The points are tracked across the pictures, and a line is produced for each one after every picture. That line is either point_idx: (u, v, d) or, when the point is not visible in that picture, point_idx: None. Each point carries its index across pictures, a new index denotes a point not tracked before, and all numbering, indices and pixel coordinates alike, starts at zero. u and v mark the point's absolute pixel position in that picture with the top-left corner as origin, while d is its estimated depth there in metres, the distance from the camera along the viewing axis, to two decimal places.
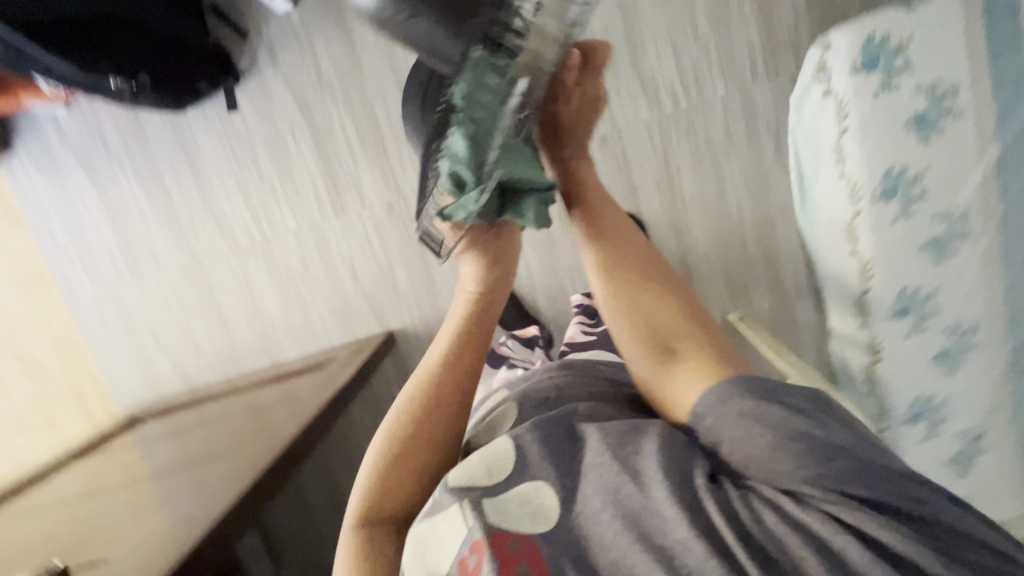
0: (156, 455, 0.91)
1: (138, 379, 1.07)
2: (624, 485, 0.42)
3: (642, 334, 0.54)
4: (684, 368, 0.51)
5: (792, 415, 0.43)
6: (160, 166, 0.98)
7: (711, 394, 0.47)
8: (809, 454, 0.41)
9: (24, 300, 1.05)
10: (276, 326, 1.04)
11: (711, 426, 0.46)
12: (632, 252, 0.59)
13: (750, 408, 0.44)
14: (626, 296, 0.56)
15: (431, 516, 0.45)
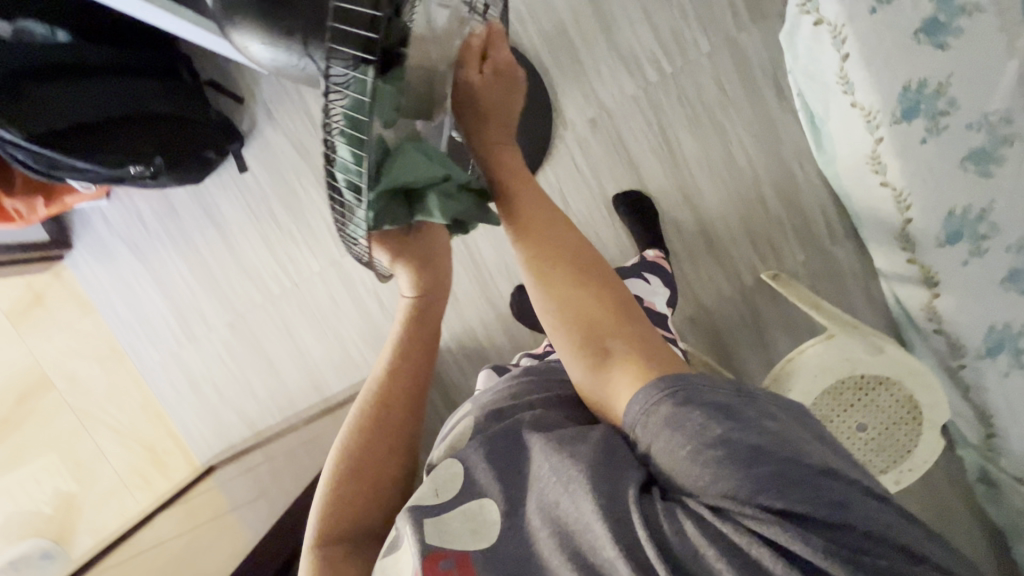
0: (238, 494, 1.00)
1: (210, 430, 1.16)
2: (561, 498, 0.41)
3: (574, 331, 0.46)
4: (617, 368, 0.45)
5: (706, 419, 0.39)
6: (192, 233, 1.08)
7: (645, 400, 0.42)
8: (727, 466, 0.37)
9: (106, 376, 1.18)
10: (320, 363, 1.09)
11: (643, 431, 0.42)
12: (564, 237, 0.49)
13: (671, 414, 0.40)
14: (560, 294, 0.47)
15: (393, 550, 0.44)
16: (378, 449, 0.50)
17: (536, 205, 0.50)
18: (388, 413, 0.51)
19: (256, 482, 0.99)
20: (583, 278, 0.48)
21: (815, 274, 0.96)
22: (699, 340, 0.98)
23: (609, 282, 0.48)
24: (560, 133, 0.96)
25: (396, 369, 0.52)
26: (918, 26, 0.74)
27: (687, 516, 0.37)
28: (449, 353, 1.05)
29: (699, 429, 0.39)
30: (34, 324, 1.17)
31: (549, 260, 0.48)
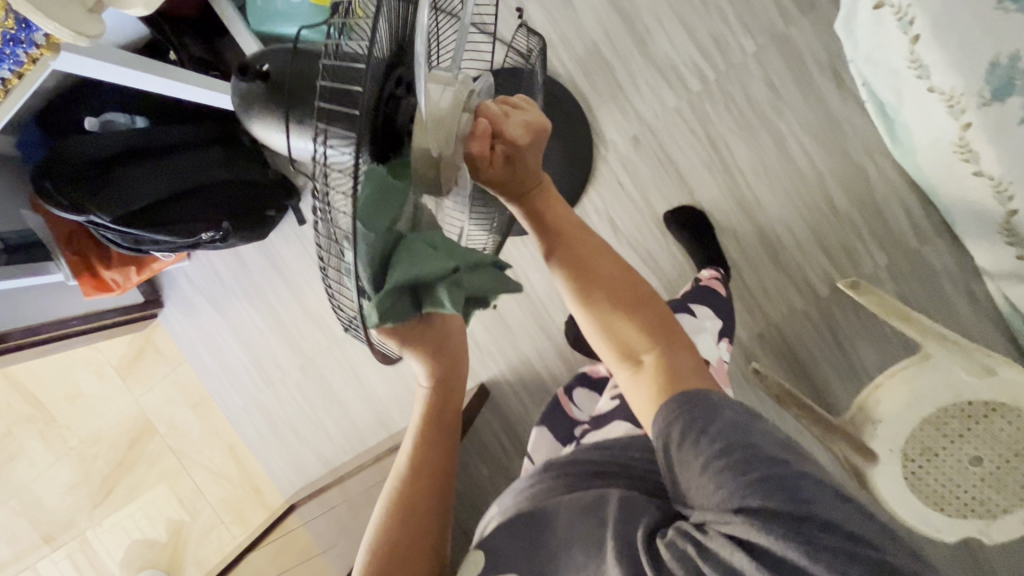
0: (320, 534, 1.03)
1: (291, 469, 1.23)
2: (588, 558, 0.41)
3: (613, 346, 0.48)
4: (645, 387, 0.46)
5: (708, 429, 0.40)
6: (262, 286, 1.15)
7: (663, 415, 0.42)
8: (720, 472, 0.37)
9: (199, 420, 1.28)
10: (384, 401, 1.13)
11: (657, 439, 0.43)
12: (596, 259, 0.49)
13: (677, 424, 0.41)
14: (592, 316, 0.48)
15: None
16: (412, 524, 0.50)
17: (570, 230, 0.50)
18: (418, 485, 0.51)
19: (336, 521, 1.02)
20: (618, 301, 0.48)
21: (901, 278, 0.86)
22: (771, 360, 0.90)
23: (647, 303, 0.48)
24: (601, 154, 0.93)
25: (423, 437, 0.53)
26: None
27: (689, 541, 0.38)
28: (507, 385, 1.04)
29: (700, 439, 0.39)
30: (139, 375, 1.30)
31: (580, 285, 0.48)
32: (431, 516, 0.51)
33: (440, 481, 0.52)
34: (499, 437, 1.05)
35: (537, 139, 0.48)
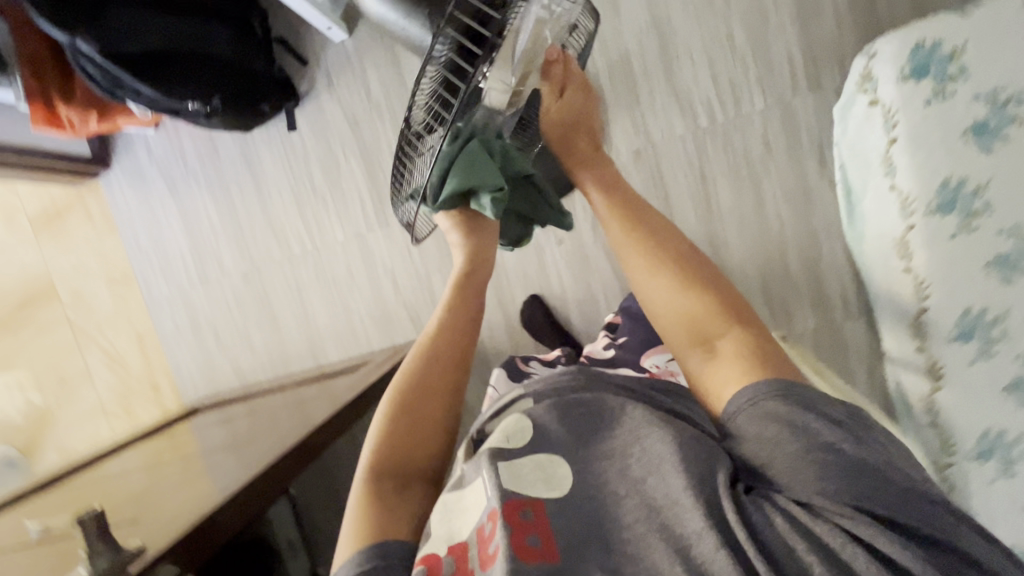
0: (208, 437, 0.95)
1: (201, 374, 1.17)
2: (648, 473, 0.41)
3: (684, 327, 0.52)
4: (723, 361, 0.49)
5: (813, 424, 0.41)
6: (229, 181, 1.09)
7: (744, 394, 0.45)
8: (829, 463, 0.39)
9: (113, 299, 1.19)
10: (323, 331, 1.10)
11: (738, 422, 0.44)
12: (664, 243, 0.56)
13: (776, 409, 0.43)
14: (659, 294, 0.54)
15: (458, 489, 0.44)
16: (425, 400, 0.53)
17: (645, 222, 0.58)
18: (432, 369, 0.55)
19: (230, 430, 0.95)
20: (689, 281, 0.53)
21: (821, 343, 0.97)
22: None
23: (722, 289, 0.53)
24: None
25: (443, 328, 0.59)
26: (968, 127, 0.77)
27: (776, 512, 0.37)
28: None
29: (804, 430, 0.41)
30: (54, 235, 1.19)
31: (650, 262, 0.55)
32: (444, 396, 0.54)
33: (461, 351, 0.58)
34: None
35: (594, 104, 0.68)
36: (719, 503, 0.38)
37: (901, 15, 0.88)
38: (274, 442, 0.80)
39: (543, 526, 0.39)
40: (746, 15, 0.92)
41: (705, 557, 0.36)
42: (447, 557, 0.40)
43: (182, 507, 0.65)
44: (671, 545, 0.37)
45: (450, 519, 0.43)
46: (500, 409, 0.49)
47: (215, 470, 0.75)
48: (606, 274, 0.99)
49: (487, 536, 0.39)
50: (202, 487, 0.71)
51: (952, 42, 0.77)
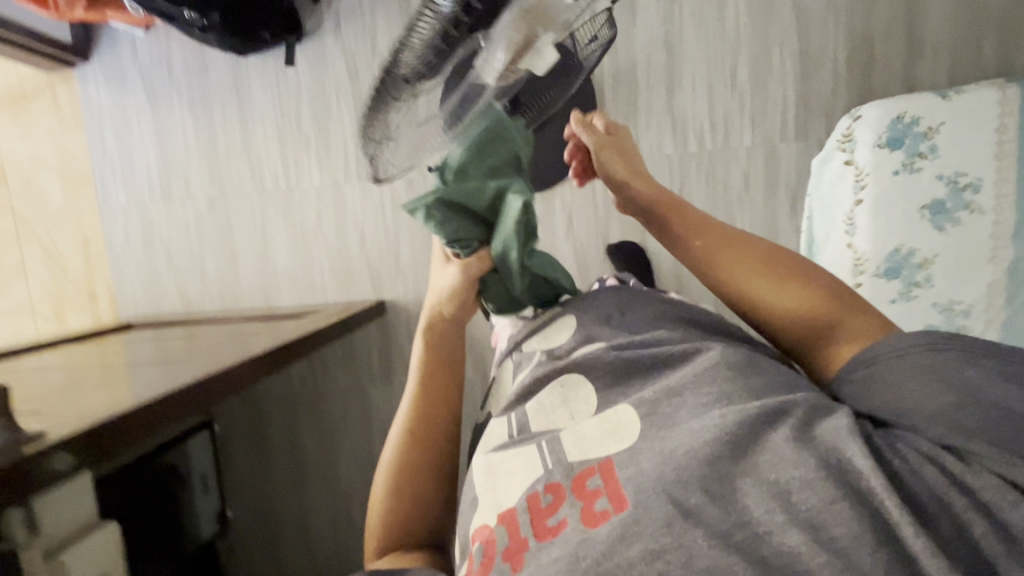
0: (142, 348, 0.92)
1: (143, 292, 1.13)
2: (731, 415, 0.41)
3: (790, 322, 0.55)
4: (843, 333, 0.53)
5: (961, 366, 0.42)
6: (213, 101, 1.05)
7: (883, 347, 0.48)
8: (974, 401, 0.39)
9: (64, 196, 1.13)
10: (280, 274, 1.08)
11: (874, 372, 0.47)
12: (749, 244, 0.60)
13: (926, 364, 0.44)
14: (762, 288, 0.57)
15: (504, 451, 0.51)
16: (417, 464, 0.64)
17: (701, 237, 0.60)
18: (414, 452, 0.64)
19: (166, 346, 0.92)
20: (788, 274, 0.56)
21: None
22: None
23: (822, 278, 0.56)
24: None
25: (418, 401, 0.65)
26: (926, 202, 0.82)
27: (910, 450, 0.38)
28: (405, 313, 1.06)
29: (952, 373, 0.42)
30: (12, 116, 1.12)
31: (743, 262, 0.58)
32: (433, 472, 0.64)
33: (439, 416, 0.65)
34: (374, 351, 1.08)
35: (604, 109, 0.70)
36: (839, 447, 0.38)
37: (892, 88, 0.93)
38: (210, 361, 0.78)
39: (606, 469, 0.43)
40: (752, 54, 0.94)
41: (806, 502, 0.35)
42: (499, 528, 0.44)
43: (93, 405, 0.60)
44: (762, 488, 0.36)
45: (496, 489, 0.48)
46: (559, 383, 0.54)
47: (145, 375, 0.72)
48: (570, 272, 1.02)
49: (545, 506, 0.42)
50: (125, 389, 0.66)
51: (928, 121, 0.83)
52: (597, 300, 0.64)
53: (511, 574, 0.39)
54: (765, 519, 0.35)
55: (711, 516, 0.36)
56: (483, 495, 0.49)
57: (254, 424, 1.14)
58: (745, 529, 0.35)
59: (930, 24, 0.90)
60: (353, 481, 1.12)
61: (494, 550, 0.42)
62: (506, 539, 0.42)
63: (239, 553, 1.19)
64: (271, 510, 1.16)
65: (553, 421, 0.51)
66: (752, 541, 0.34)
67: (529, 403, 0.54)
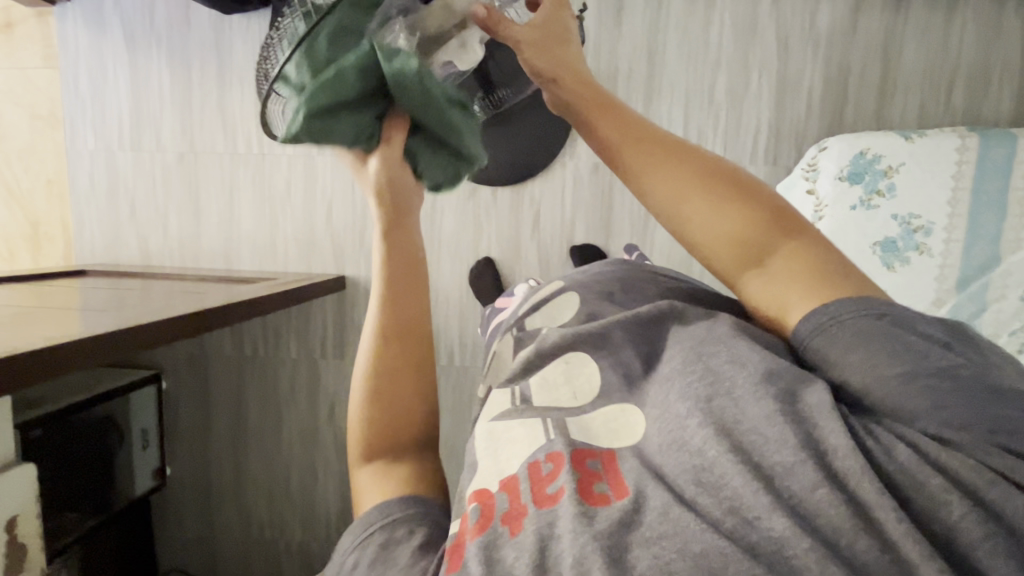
0: (94, 295, 0.90)
1: (103, 240, 1.12)
2: (715, 397, 0.41)
3: (724, 247, 0.46)
4: (779, 266, 0.45)
5: (905, 333, 0.39)
6: (190, 55, 1.04)
7: (820, 313, 0.42)
8: (925, 368, 0.37)
9: (31, 134, 1.11)
10: (242, 237, 1.08)
11: (818, 349, 0.42)
12: (690, 154, 0.48)
13: (868, 327, 0.40)
14: (698, 215, 0.46)
15: (507, 421, 0.48)
16: (398, 375, 0.53)
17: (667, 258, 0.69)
18: (389, 351, 0.53)
19: (117, 296, 0.90)
20: (729, 194, 0.46)
21: None
22: None
23: (764, 197, 0.46)
24: (564, 157, 0.99)
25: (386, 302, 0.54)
26: (878, 240, 0.84)
27: (896, 440, 0.35)
28: (365, 290, 1.06)
29: (899, 340, 0.39)
30: None
31: (680, 182, 0.46)
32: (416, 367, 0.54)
33: (414, 313, 0.55)
34: (328, 325, 1.08)
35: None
36: (816, 422, 0.37)
37: (863, 123, 0.94)
38: (159, 312, 0.77)
39: (609, 460, 0.41)
40: (731, 74, 0.95)
41: (791, 490, 0.34)
42: (499, 493, 0.41)
43: (42, 336, 0.64)
44: (747, 466, 0.35)
45: (496, 454, 0.45)
46: (564, 361, 0.53)
47: (91, 319, 0.72)
48: (530, 269, 1.03)
49: (545, 475, 0.40)
50: (70, 329, 0.68)
51: (890, 160, 0.85)
52: (598, 276, 0.65)
53: (508, 538, 0.37)
54: (753, 502, 0.34)
55: (703, 503, 0.35)
56: (481, 462, 0.45)
57: (202, 384, 1.14)
58: (735, 514, 0.34)
59: (905, 66, 0.92)
60: (294, 453, 1.12)
61: (492, 512, 0.39)
62: (506, 503, 0.40)
63: (173, 513, 1.18)
64: (210, 471, 1.16)
65: (555, 399, 0.50)
66: (741, 526, 0.34)
67: (533, 377, 0.53)
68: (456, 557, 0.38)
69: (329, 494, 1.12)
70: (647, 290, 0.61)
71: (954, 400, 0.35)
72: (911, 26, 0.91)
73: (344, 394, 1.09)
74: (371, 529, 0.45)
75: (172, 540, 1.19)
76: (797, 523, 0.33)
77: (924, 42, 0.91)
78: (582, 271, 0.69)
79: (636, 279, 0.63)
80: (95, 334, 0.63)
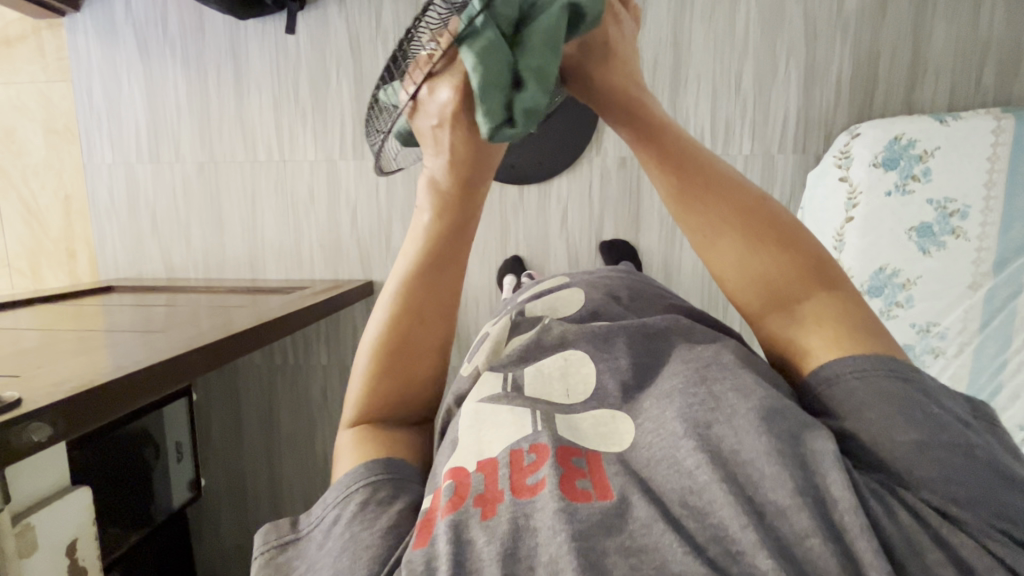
0: (116, 315, 0.83)
1: (125, 254, 1.11)
2: (715, 423, 0.37)
3: (752, 284, 0.45)
4: (806, 314, 0.44)
5: (928, 403, 0.37)
6: (208, 63, 1.02)
7: (841, 362, 0.41)
8: (940, 442, 0.35)
9: (47, 149, 1.09)
10: (267, 246, 1.07)
11: (833, 395, 0.40)
12: (733, 187, 0.47)
13: (890, 390, 0.38)
14: (729, 251, 0.46)
15: (498, 403, 0.44)
16: (415, 338, 0.51)
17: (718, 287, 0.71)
18: (411, 325, 0.50)
19: (143, 313, 0.84)
20: (765, 234, 0.45)
21: None
22: None
23: (804, 245, 0.45)
24: (589, 154, 0.98)
25: (424, 259, 0.52)
26: (914, 224, 0.84)
27: (901, 507, 0.33)
28: None
29: (920, 408, 0.37)
30: None
31: (718, 216, 0.47)
32: (434, 347, 0.52)
33: (447, 278, 0.52)
34: (358, 331, 1.07)
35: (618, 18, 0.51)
36: (820, 472, 0.33)
37: (891, 109, 0.93)
38: (186, 336, 0.71)
39: (594, 462, 0.38)
40: (757, 63, 0.94)
41: (780, 531, 0.31)
42: (476, 473, 0.38)
43: (74, 370, 0.57)
44: (739, 498, 0.32)
45: (478, 433, 0.42)
46: (562, 358, 0.49)
47: (123, 346, 0.65)
48: (558, 265, 1.02)
49: (526, 465, 0.38)
50: (103, 358, 0.61)
51: (925, 145, 0.84)
52: (604, 278, 0.64)
53: (480, 520, 0.35)
54: (739, 535, 0.31)
55: (689, 527, 0.32)
56: (462, 439, 0.42)
57: (234, 393, 1.13)
58: (720, 542, 0.31)
59: (935, 50, 0.90)
60: (328, 460, 1.12)
61: (466, 491, 0.37)
62: (481, 485, 0.37)
63: (208, 520, 1.19)
64: (243, 478, 1.16)
65: (546, 393, 0.46)
66: (726, 558, 0.31)
67: (527, 367, 0.49)
68: (426, 532, 0.36)
69: None
70: (652, 303, 0.60)
71: (963, 476, 0.33)
72: (940, 7, 0.89)
73: None
74: (353, 488, 0.43)
75: (212, 548, 1.20)
76: (783, 563, 0.30)
77: (954, 23, 0.89)
78: (589, 272, 0.67)
79: (629, 286, 0.62)
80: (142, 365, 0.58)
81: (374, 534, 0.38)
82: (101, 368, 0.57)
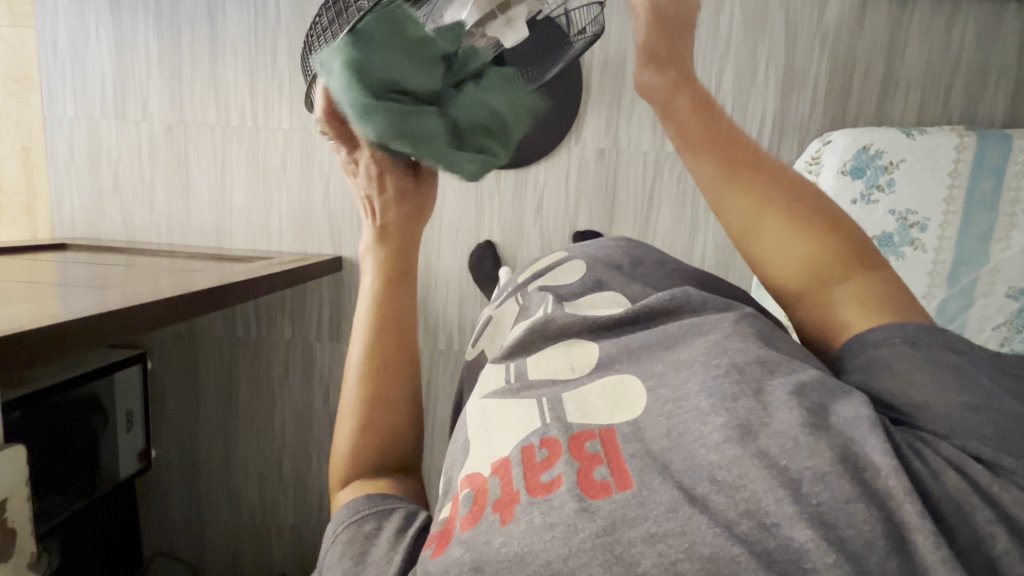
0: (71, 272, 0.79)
1: (83, 213, 1.07)
2: (741, 397, 0.36)
3: (795, 266, 0.47)
4: (848, 294, 0.46)
5: (972, 371, 0.38)
6: (181, 20, 0.98)
7: (887, 330, 0.42)
8: (977, 410, 0.35)
9: (3, 97, 1.04)
10: (234, 215, 1.04)
11: (877, 358, 0.41)
12: (776, 181, 0.50)
13: (937, 357, 0.39)
14: (773, 235, 0.48)
15: (503, 398, 0.46)
16: (390, 397, 0.54)
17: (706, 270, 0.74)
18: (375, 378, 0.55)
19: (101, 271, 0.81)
20: (807, 224, 0.47)
21: None
22: None
23: (841, 230, 0.47)
24: (571, 143, 0.98)
25: (378, 328, 0.57)
26: (876, 234, 0.86)
27: (945, 464, 0.32)
28: (363, 273, 1.03)
29: (967, 375, 0.37)
30: None
31: (758, 204, 0.49)
32: (395, 398, 0.55)
33: (403, 340, 0.57)
34: (324, 307, 1.05)
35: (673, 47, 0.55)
36: (860, 440, 0.33)
37: (865, 121, 0.96)
38: (142, 295, 0.68)
39: (610, 440, 0.38)
40: (740, 66, 0.95)
41: (820, 497, 0.31)
42: (491, 477, 0.39)
43: (14, 315, 0.54)
44: (774, 473, 0.32)
45: (490, 434, 0.43)
46: (564, 343, 0.50)
47: (71, 298, 0.62)
48: (533, 253, 1.02)
49: (539, 461, 0.38)
50: (48, 307, 0.58)
51: (891, 156, 0.86)
52: (603, 249, 0.64)
53: (501, 526, 0.35)
54: (774, 507, 0.31)
55: (717, 502, 0.32)
56: (474, 442, 0.44)
57: (191, 364, 1.10)
58: (753, 517, 0.31)
59: (909, 65, 0.93)
60: (288, 436, 1.11)
61: (485, 500, 0.38)
62: (498, 489, 0.38)
63: (158, 494, 1.16)
64: (199, 452, 1.13)
65: (552, 372, 0.47)
66: (759, 532, 0.30)
67: (530, 357, 0.50)
68: (442, 544, 0.38)
69: (322, 478, 1.11)
70: (657, 270, 0.60)
71: (1010, 435, 0.33)
72: (915, 23, 0.92)
73: (338, 376, 1.08)
74: (342, 527, 0.45)
75: (160, 524, 1.17)
76: (822, 535, 0.30)
77: (927, 41, 0.92)
78: (588, 244, 0.67)
79: (628, 253, 0.62)
80: (90, 317, 0.56)
81: (373, 560, 0.41)
82: (45, 316, 0.54)
